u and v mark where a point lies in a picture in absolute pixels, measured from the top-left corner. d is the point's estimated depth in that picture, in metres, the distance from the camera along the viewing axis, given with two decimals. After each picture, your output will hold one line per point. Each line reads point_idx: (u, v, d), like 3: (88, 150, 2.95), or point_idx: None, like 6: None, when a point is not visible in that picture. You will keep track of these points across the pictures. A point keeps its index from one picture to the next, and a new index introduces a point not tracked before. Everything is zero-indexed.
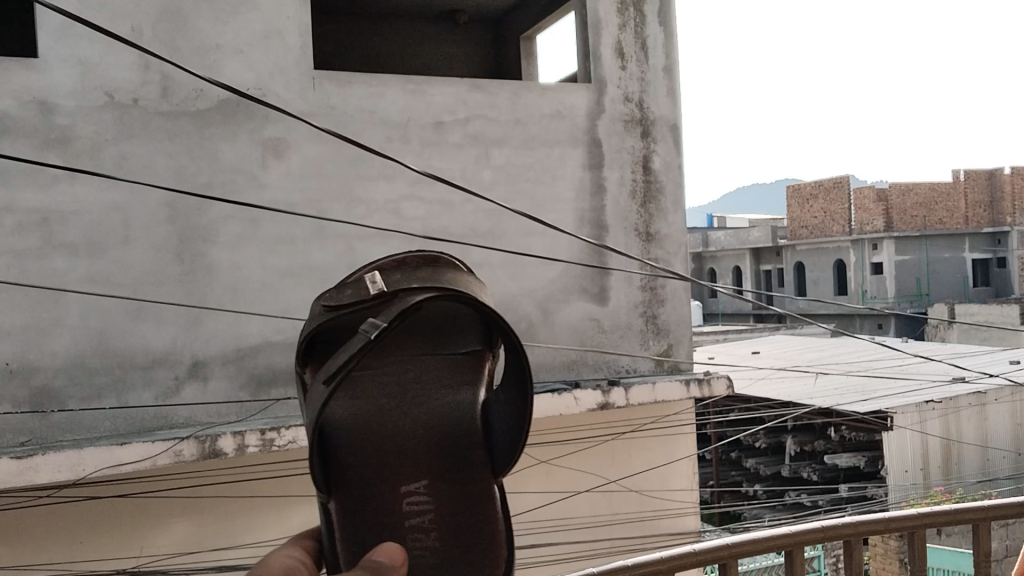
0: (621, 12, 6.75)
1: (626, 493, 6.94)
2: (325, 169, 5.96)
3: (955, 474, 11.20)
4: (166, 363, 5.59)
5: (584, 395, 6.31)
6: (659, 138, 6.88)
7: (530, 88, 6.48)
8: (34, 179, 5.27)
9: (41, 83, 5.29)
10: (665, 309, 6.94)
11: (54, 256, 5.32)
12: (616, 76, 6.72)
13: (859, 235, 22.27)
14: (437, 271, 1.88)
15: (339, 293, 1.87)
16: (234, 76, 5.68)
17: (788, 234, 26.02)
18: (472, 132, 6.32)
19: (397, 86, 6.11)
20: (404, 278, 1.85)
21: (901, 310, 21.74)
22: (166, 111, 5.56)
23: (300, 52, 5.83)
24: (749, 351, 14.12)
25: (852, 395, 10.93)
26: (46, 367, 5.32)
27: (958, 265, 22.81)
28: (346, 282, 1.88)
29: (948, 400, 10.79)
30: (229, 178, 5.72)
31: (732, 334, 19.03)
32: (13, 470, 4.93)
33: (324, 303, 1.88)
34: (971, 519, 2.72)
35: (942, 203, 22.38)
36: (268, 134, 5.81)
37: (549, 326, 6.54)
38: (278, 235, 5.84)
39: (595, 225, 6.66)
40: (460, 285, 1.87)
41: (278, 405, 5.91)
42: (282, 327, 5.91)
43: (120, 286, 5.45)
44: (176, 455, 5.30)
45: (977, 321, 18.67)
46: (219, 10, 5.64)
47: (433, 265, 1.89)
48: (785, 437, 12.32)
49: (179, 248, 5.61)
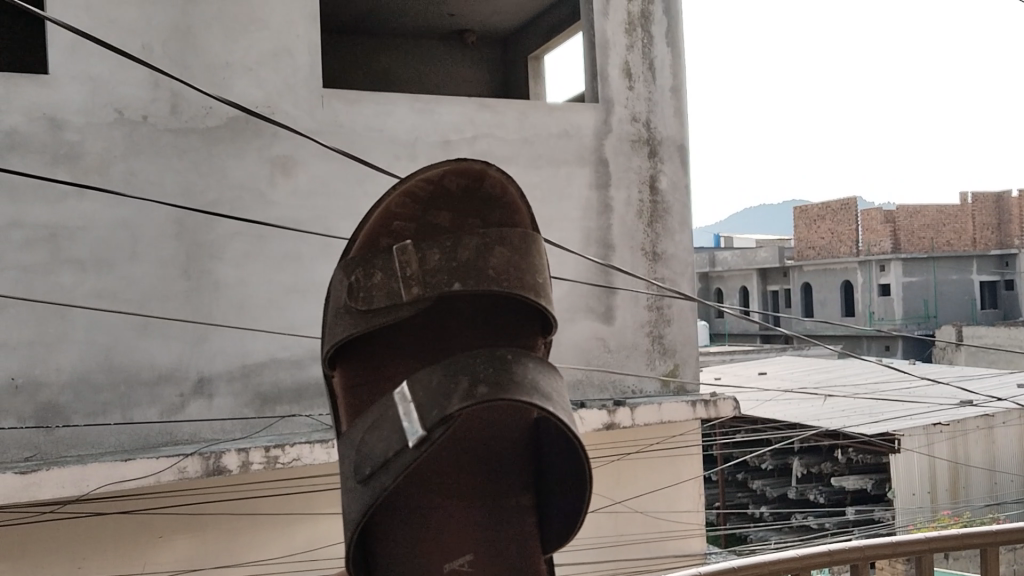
0: (629, 32, 6.78)
1: (632, 514, 6.89)
2: (332, 187, 5.98)
3: (963, 498, 11.12)
4: (172, 379, 5.60)
5: (589, 415, 6.29)
6: (665, 158, 6.89)
7: (538, 107, 6.50)
8: (43, 195, 5.29)
9: (51, 100, 5.33)
10: (671, 328, 6.93)
11: (61, 272, 5.33)
12: (623, 96, 6.74)
13: (866, 256, 22.22)
14: (485, 248, 1.64)
15: (367, 282, 1.61)
16: (243, 93, 5.71)
17: (795, 255, 26.01)
18: (480, 151, 6.34)
19: (405, 104, 6.13)
20: (445, 266, 1.60)
21: (909, 332, 21.67)
22: (175, 128, 5.59)
23: (309, 71, 5.86)
24: (756, 372, 14.08)
25: (859, 417, 10.86)
26: (51, 383, 5.32)
27: (965, 287, 22.76)
28: (377, 261, 1.61)
29: (956, 423, 10.74)
30: (238, 195, 5.73)
31: (739, 354, 19.00)
32: (18, 485, 4.93)
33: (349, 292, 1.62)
34: (979, 544, 2.68)
35: (950, 225, 22.35)
36: (276, 152, 5.84)
37: (554, 345, 6.53)
38: (285, 252, 5.86)
39: (602, 245, 6.66)
40: (510, 279, 1.66)
41: (283, 422, 5.89)
42: (287, 344, 5.91)
43: (127, 302, 5.46)
44: (180, 472, 5.29)
45: (985, 343, 18.60)
46: (229, 29, 5.68)
47: (485, 239, 1.64)
48: (791, 459, 12.26)
49: (187, 265, 5.62)
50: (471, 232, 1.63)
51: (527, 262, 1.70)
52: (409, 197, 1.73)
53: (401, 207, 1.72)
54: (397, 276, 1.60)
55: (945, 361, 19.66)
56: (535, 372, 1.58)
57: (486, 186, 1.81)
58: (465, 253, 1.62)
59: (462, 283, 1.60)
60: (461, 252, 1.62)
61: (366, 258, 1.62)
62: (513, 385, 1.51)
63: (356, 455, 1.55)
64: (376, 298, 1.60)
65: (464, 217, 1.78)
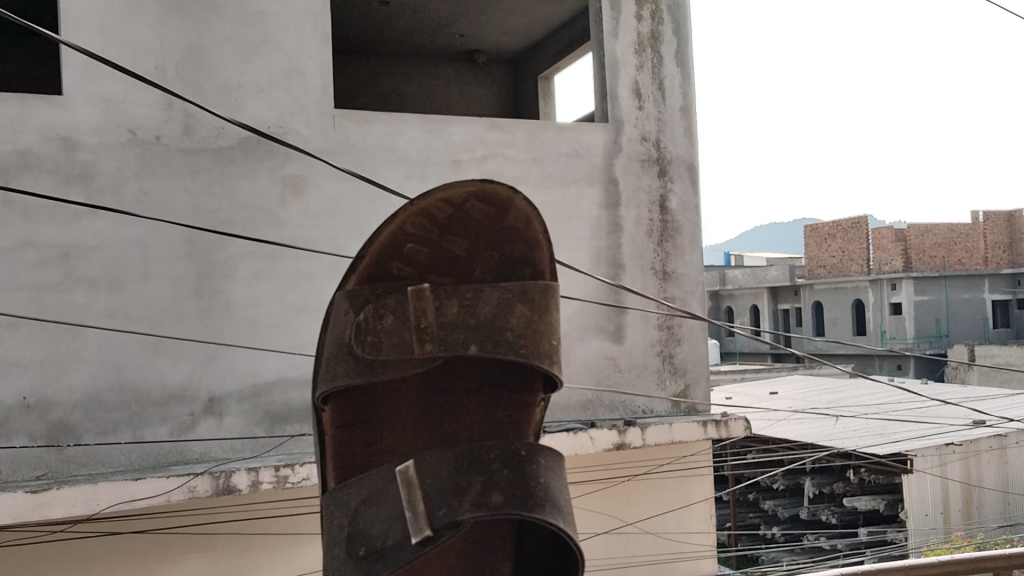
0: (638, 52, 6.80)
1: (642, 535, 6.85)
2: (343, 207, 6.01)
3: (977, 518, 11.02)
4: (183, 398, 5.61)
5: (599, 435, 6.27)
6: (675, 177, 6.90)
7: (548, 126, 6.52)
8: (56, 215, 5.34)
9: (65, 120, 5.37)
10: (682, 348, 6.91)
11: (74, 291, 5.36)
12: (633, 116, 6.76)
13: (878, 275, 22.17)
14: (502, 312, 1.70)
15: (378, 325, 1.63)
16: (255, 114, 5.75)
17: (806, 274, 25.93)
18: (490, 171, 6.36)
19: (416, 125, 6.16)
20: (457, 324, 1.67)
21: (920, 351, 21.55)
22: (187, 148, 5.63)
23: (320, 91, 5.90)
24: (767, 391, 14.01)
25: (872, 436, 10.79)
26: (63, 402, 5.34)
27: (977, 305, 22.67)
28: (387, 307, 1.63)
29: (968, 443, 10.67)
30: (249, 215, 5.76)
31: (750, 373, 18.91)
32: (29, 504, 4.93)
33: (354, 332, 1.63)
34: (993, 569, 2.65)
35: (961, 244, 22.29)
36: (288, 172, 5.87)
37: (565, 365, 6.51)
38: (296, 272, 5.88)
39: (611, 264, 6.65)
40: (520, 339, 1.72)
41: (292, 441, 5.88)
42: (298, 363, 5.91)
43: (139, 321, 5.48)
44: (190, 491, 5.27)
45: (998, 362, 18.50)
46: (242, 50, 5.72)
47: (502, 304, 1.71)
48: (803, 478, 12.18)
49: (198, 284, 5.64)
50: (485, 288, 1.70)
51: (536, 325, 1.75)
52: (426, 218, 1.66)
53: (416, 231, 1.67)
54: (411, 326, 1.65)
55: (958, 380, 19.55)
56: (546, 471, 1.66)
57: (509, 217, 1.75)
58: (483, 312, 1.69)
59: (473, 349, 1.67)
60: (480, 309, 1.69)
61: (376, 296, 1.63)
62: (528, 496, 1.60)
63: (352, 527, 1.59)
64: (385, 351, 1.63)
65: (478, 250, 1.75)
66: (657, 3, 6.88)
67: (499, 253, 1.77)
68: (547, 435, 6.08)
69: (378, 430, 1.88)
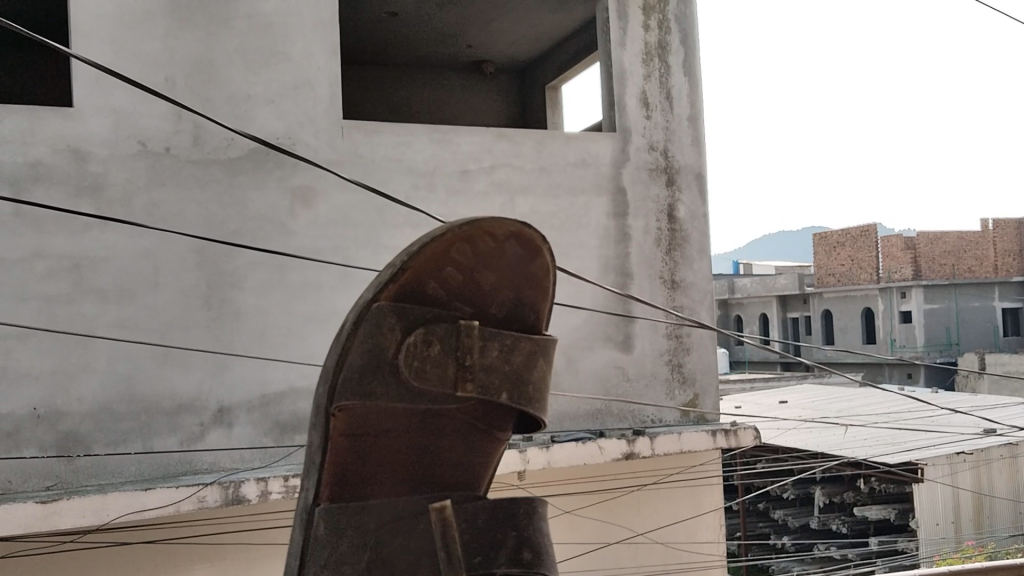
0: (646, 62, 6.81)
1: (652, 545, 6.83)
2: (352, 217, 6.02)
3: (988, 528, 10.96)
4: (192, 408, 5.62)
5: (608, 445, 6.26)
6: (683, 187, 6.89)
7: (555, 136, 6.53)
8: (67, 226, 5.37)
9: (75, 132, 5.40)
10: (691, 357, 6.90)
11: (84, 302, 5.39)
12: (641, 125, 6.76)
13: (887, 283, 22.12)
14: (528, 358, 1.78)
15: (419, 355, 1.65)
16: (264, 125, 5.77)
17: (815, 282, 25.86)
18: (498, 180, 6.37)
19: (424, 135, 6.18)
20: (489, 364, 1.72)
21: (931, 360, 21.44)
22: (196, 159, 5.66)
23: (328, 102, 5.92)
24: (777, 400, 13.97)
25: (882, 445, 10.75)
26: (73, 412, 5.36)
27: (988, 313, 22.59)
28: (432, 339, 1.65)
29: (980, 451, 10.61)
30: (258, 226, 5.78)
31: (759, 382, 18.85)
32: (39, 514, 4.95)
33: (392, 357, 1.64)
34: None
35: (971, 252, 22.22)
36: (297, 183, 5.88)
37: (573, 374, 6.51)
38: (305, 282, 5.89)
39: (619, 273, 6.65)
40: (538, 389, 1.82)
41: (302, 451, 5.88)
42: (306, 374, 5.91)
43: (148, 331, 5.50)
44: (199, 501, 5.29)
45: (1009, 371, 18.42)
46: (251, 62, 5.75)
47: (529, 351, 1.78)
48: (813, 488, 12.13)
49: (207, 294, 5.66)
50: (520, 337, 1.76)
51: (544, 373, 1.82)
52: (471, 247, 1.67)
53: (460, 252, 1.67)
54: (452, 356, 1.67)
55: (969, 389, 19.44)
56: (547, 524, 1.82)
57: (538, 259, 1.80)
58: (515, 361, 1.76)
59: (500, 395, 1.75)
60: (513, 357, 1.75)
61: (422, 323, 1.64)
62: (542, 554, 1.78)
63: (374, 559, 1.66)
64: (420, 377, 1.65)
65: (504, 282, 1.75)
66: (664, 12, 6.89)
67: (524, 291, 1.80)
68: (556, 444, 6.08)
69: (368, 458, 1.72)
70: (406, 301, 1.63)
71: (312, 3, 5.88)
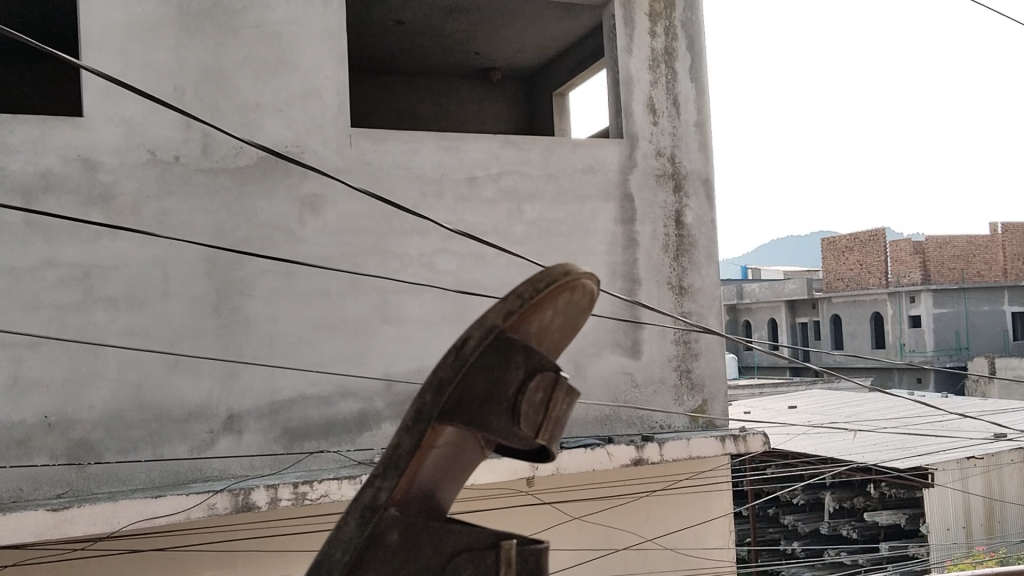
0: (653, 68, 6.82)
1: (661, 551, 6.81)
2: (360, 225, 6.04)
3: (999, 534, 10.90)
4: (202, 416, 5.64)
5: (617, 451, 6.24)
6: (691, 192, 6.89)
7: (563, 143, 6.54)
8: (77, 235, 5.40)
9: (85, 142, 5.44)
10: (699, 363, 6.89)
11: (95, 310, 5.42)
12: (648, 131, 6.77)
13: (896, 288, 22.06)
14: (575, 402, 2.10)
15: (528, 390, 1.98)
16: (272, 133, 5.80)
17: (824, 287, 25.80)
18: (505, 187, 6.38)
19: (431, 142, 6.21)
20: (561, 404, 2.05)
21: (941, 364, 21.36)
22: (206, 168, 5.69)
23: (337, 110, 5.95)
24: (786, 406, 13.93)
25: (892, 450, 10.71)
26: (84, 420, 5.39)
27: (998, 317, 22.49)
28: (538, 372, 1.98)
29: (990, 456, 10.57)
30: (267, 233, 5.80)
31: (768, 388, 18.81)
32: (50, 522, 4.98)
33: (514, 376, 1.96)
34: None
35: (980, 255, 22.13)
36: (305, 191, 5.91)
37: (581, 381, 6.51)
38: (314, 289, 5.91)
39: (627, 279, 6.66)
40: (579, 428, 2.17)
41: (311, 458, 5.89)
42: (315, 381, 5.92)
43: (159, 339, 5.53)
44: (210, 508, 5.33)
45: (1019, 375, 18.34)
46: (260, 71, 5.79)
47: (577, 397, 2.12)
48: (823, 493, 12.09)
49: (217, 302, 5.69)
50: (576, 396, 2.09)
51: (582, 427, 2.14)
52: (578, 294, 2.02)
53: (556, 304, 2.01)
54: (547, 390, 2.01)
55: (979, 394, 19.36)
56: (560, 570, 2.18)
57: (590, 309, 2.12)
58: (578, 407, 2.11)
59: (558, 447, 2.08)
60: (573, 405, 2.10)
61: (536, 360, 1.98)
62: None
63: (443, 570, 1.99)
64: (511, 416, 1.98)
65: (568, 336, 2.14)
66: (671, 19, 6.90)
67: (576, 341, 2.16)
68: (565, 451, 6.09)
69: (444, 461, 2.03)
70: (518, 340, 1.96)
71: (320, 13, 5.91)
